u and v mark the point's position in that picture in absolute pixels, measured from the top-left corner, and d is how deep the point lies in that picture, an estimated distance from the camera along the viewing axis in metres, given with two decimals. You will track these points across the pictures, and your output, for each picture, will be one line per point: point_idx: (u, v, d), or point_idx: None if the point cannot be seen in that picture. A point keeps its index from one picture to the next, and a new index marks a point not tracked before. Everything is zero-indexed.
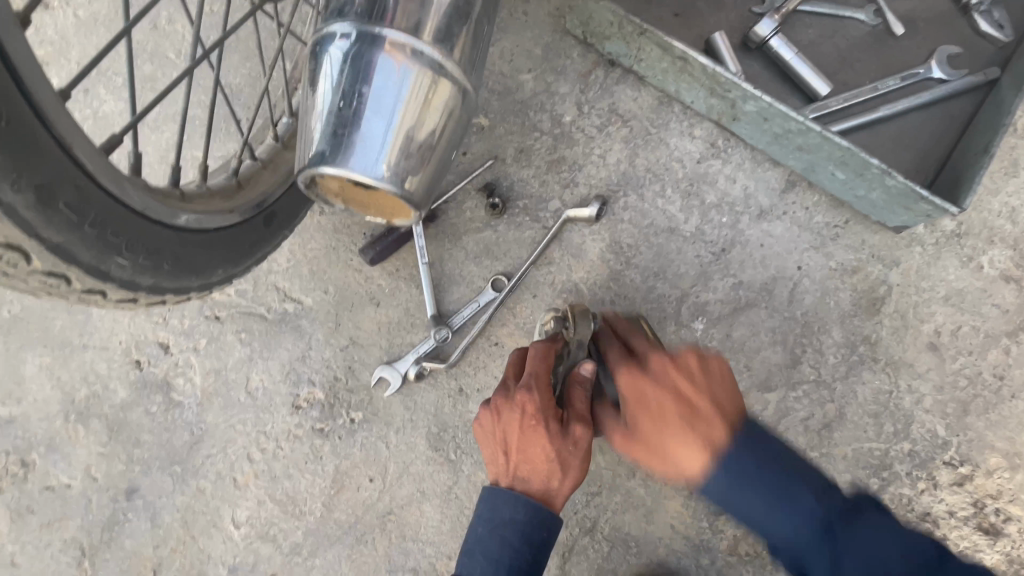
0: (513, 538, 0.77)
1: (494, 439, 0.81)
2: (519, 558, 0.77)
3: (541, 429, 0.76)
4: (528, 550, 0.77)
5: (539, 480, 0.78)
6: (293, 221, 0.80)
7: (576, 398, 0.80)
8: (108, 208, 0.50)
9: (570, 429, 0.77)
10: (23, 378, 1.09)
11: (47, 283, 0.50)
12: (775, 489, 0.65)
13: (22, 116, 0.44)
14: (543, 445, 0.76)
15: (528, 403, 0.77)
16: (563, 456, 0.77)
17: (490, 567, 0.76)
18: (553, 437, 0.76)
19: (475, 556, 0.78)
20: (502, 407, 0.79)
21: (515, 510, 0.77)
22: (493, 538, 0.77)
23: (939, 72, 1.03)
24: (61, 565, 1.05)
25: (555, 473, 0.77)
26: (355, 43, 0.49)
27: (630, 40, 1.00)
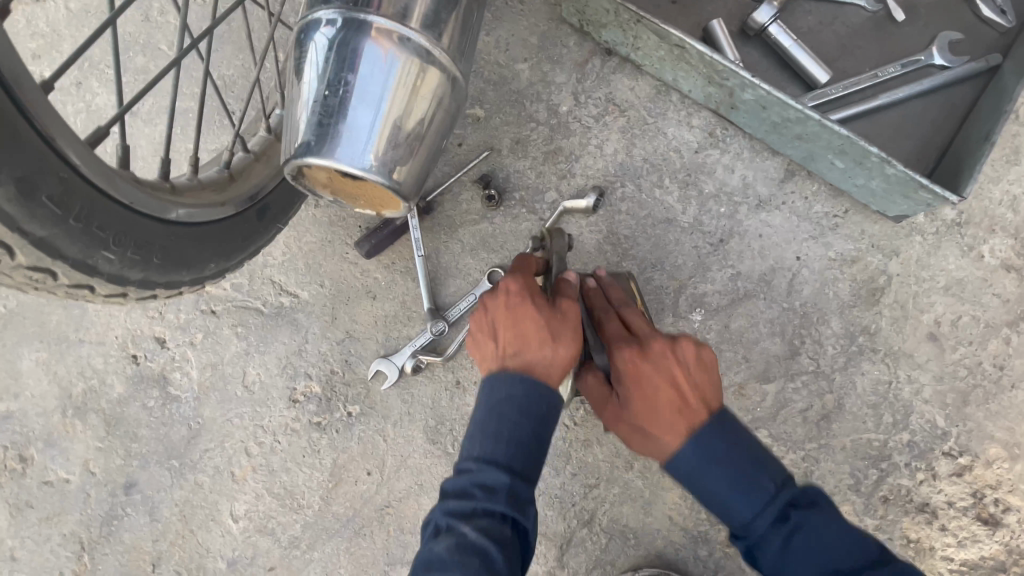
0: (512, 413, 0.69)
1: (482, 337, 0.77)
2: (519, 434, 0.69)
3: (528, 302, 0.74)
4: (528, 426, 0.69)
5: (530, 351, 0.72)
6: (287, 213, 0.80)
7: (565, 285, 0.80)
8: (95, 202, 0.49)
9: (558, 304, 0.76)
10: (20, 374, 1.09)
11: (33, 278, 0.49)
12: (741, 471, 0.67)
13: (2, 108, 0.43)
14: (531, 314, 0.73)
15: (512, 284, 0.76)
16: (552, 324, 0.73)
17: (489, 444, 0.69)
18: (542, 307, 0.74)
19: (472, 437, 0.70)
20: (487, 299, 0.78)
21: (512, 385, 0.70)
22: (491, 416, 0.70)
23: (939, 59, 1.02)
24: (60, 559, 1.05)
25: (546, 340, 0.72)
26: (341, 30, 0.49)
27: (627, 28, 0.99)
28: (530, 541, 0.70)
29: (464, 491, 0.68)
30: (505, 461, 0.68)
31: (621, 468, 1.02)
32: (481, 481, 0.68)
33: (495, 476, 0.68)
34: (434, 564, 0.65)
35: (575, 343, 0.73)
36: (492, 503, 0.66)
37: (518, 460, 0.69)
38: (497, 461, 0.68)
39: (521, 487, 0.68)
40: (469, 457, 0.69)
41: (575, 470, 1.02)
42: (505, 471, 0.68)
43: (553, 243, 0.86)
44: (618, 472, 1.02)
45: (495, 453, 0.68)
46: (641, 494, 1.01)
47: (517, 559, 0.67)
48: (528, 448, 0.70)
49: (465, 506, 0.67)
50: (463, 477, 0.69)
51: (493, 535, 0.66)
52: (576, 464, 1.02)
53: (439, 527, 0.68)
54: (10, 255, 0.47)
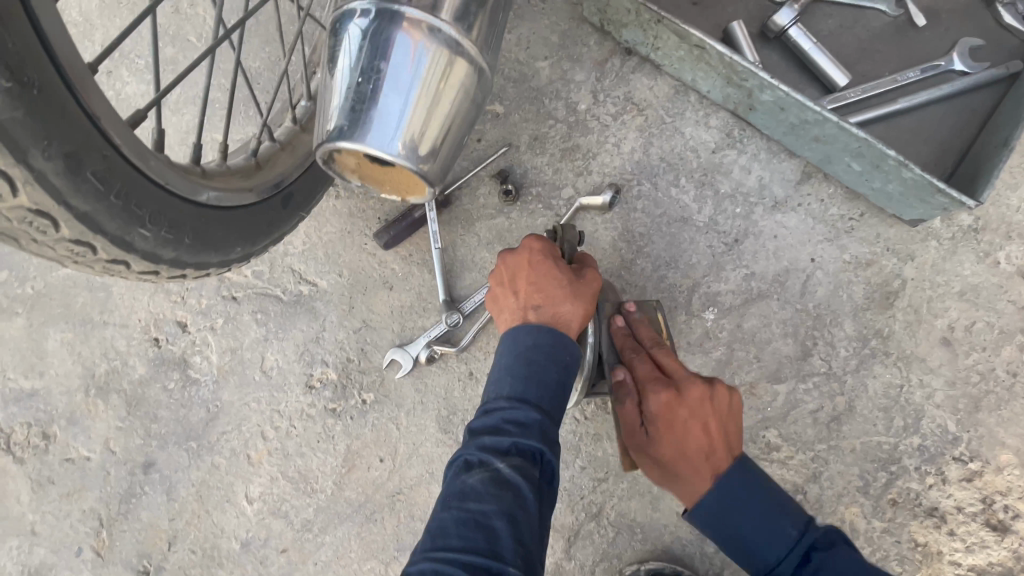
0: (540, 358, 0.73)
1: (503, 292, 0.81)
2: (547, 376, 0.72)
3: (551, 264, 0.80)
4: (554, 370, 0.73)
5: (554, 305, 0.77)
6: (310, 203, 0.82)
7: (585, 260, 0.86)
8: (134, 181, 0.51)
9: (580, 274, 0.81)
10: (45, 353, 1.12)
11: (74, 251, 0.52)
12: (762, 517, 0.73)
13: (53, 87, 0.45)
14: (554, 274, 0.79)
15: (534, 245, 0.82)
16: (575, 286, 0.79)
17: (520, 384, 0.71)
18: (565, 271, 0.80)
19: (501, 380, 0.73)
20: (508, 255, 0.83)
21: (538, 334, 0.74)
22: (520, 361, 0.73)
23: (961, 64, 1.02)
24: (79, 535, 1.08)
25: (568, 298, 0.77)
26: (374, 20, 0.50)
27: (647, 27, 1.00)
28: (555, 485, 0.71)
29: (496, 428, 0.69)
30: (535, 401, 0.70)
31: None
32: (514, 417, 0.69)
33: (526, 413, 0.69)
34: (465, 494, 0.64)
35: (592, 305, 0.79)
36: (526, 439, 0.68)
37: (547, 401, 0.71)
38: (528, 400, 0.70)
39: (549, 427, 0.70)
40: (501, 396, 0.71)
41: (584, 463, 1.03)
42: (536, 409, 0.70)
43: (564, 233, 0.87)
44: (627, 467, 1.03)
45: (525, 393, 0.70)
46: (649, 490, 1.02)
47: (545, 501, 0.68)
48: (554, 391, 0.72)
49: (498, 441, 0.68)
50: (494, 415, 0.70)
51: (526, 471, 0.66)
52: (586, 458, 1.03)
53: (470, 462, 0.68)
54: (54, 228, 0.49)
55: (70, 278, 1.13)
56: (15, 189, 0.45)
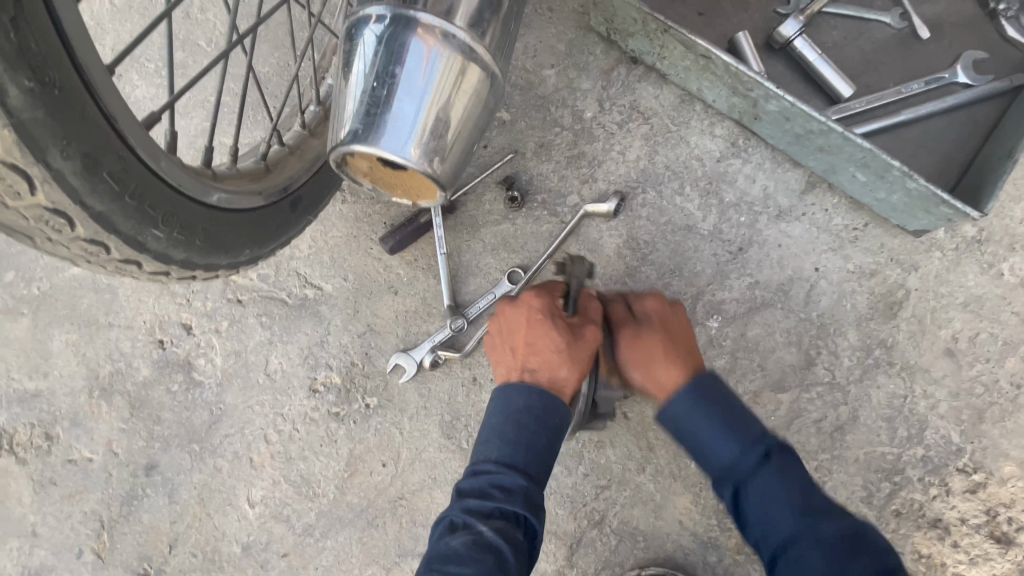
0: (531, 423, 0.72)
1: (503, 347, 0.80)
2: (537, 442, 0.72)
3: (550, 323, 0.76)
4: (545, 436, 0.73)
5: (550, 370, 0.75)
6: (317, 207, 0.83)
7: (589, 309, 0.80)
8: (148, 182, 0.52)
9: (579, 330, 0.77)
10: (50, 354, 1.13)
11: (88, 251, 0.52)
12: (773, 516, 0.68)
13: (73, 86, 0.46)
14: (550, 337, 0.75)
15: (534, 301, 0.78)
16: (571, 349, 0.75)
17: (507, 449, 0.71)
18: (562, 330, 0.76)
19: (490, 442, 0.73)
20: (508, 309, 0.80)
21: (529, 396, 0.73)
22: (510, 423, 0.72)
23: (964, 77, 1.02)
24: (80, 536, 1.08)
25: (565, 363, 0.75)
26: (389, 26, 0.51)
27: (654, 37, 1.01)
28: (537, 545, 0.73)
29: (482, 492, 0.70)
30: (523, 466, 0.71)
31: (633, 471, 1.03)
32: (499, 483, 0.70)
33: (512, 479, 0.70)
34: (448, 558, 0.67)
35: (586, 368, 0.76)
36: (509, 505, 0.69)
37: (534, 466, 0.72)
38: (514, 465, 0.71)
39: (535, 491, 0.71)
40: (488, 459, 0.72)
41: (587, 471, 1.03)
42: (521, 476, 0.70)
43: (571, 268, 0.80)
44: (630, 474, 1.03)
45: (513, 459, 0.71)
46: (652, 498, 1.02)
47: (526, 562, 0.69)
48: (543, 455, 0.72)
49: (482, 505, 0.70)
50: (481, 478, 0.71)
51: (508, 536, 0.68)
52: (589, 465, 1.03)
53: (455, 524, 0.70)
54: (71, 227, 0.49)
55: (75, 279, 1.13)
56: (34, 188, 0.46)
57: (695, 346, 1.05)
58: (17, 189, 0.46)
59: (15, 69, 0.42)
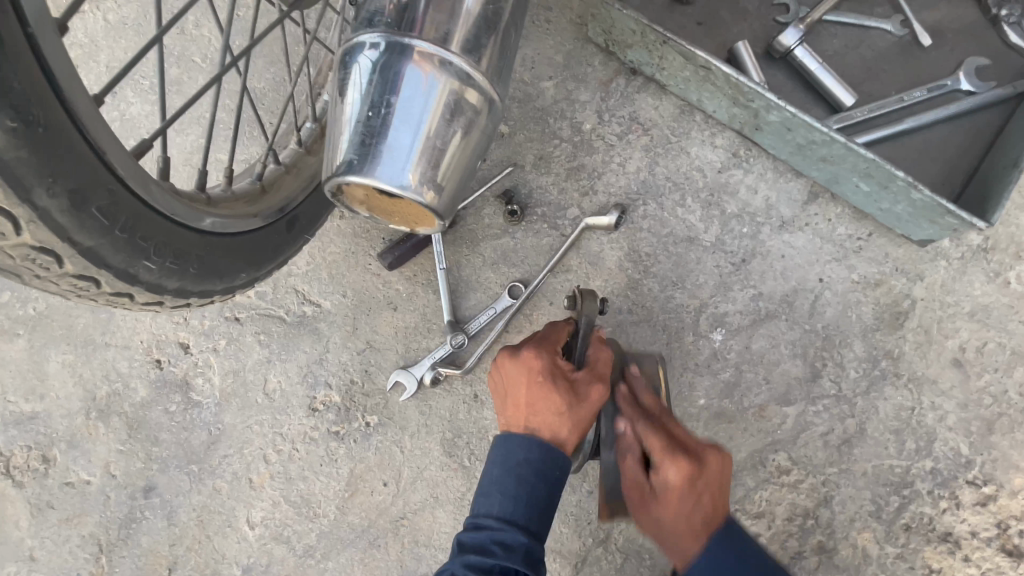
0: (531, 476, 0.71)
1: (503, 394, 0.79)
2: (537, 496, 0.71)
3: (550, 383, 0.75)
4: (544, 489, 0.72)
5: (550, 429, 0.74)
6: (315, 225, 0.83)
7: (596, 361, 0.79)
8: (139, 213, 0.51)
9: (581, 387, 0.76)
10: (46, 375, 1.11)
11: (78, 286, 0.51)
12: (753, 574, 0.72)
13: (58, 121, 0.44)
14: (552, 398, 0.74)
15: (533, 361, 0.76)
16: (573, 410, 0.74)
17: (509, 505, 0.70)
18: (564, 392, 0.74)
19: (491, 496, 0.72)
20: (507, 361, 0.78)
21: (529, 448, 0.73)
22: (511, 477, 0.71)
23: (967, 84, 1.02)
24: (78, 561, 1.06)
25: (566, 424, 0.73)
26: (384, 53, 0.49)
27: (653, 48, 1.00)
28: None
29: (483, 547, 0.69)
30: (523, 523, 0.70)
31: None
32: (501, 539, 0.69)
33: (513, 535, 0.69)
34: None
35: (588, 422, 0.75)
36: (510, 562, 0.68)
37: (534, 521, 0.71)
38: (516, 522, 0.70)
39: (536, 547, 0.71)
40: (490, 514, 0.71)
41: (591, 488, 1.02)
42: (522, 532, 0.70)
43: (583, 305, 0.83)
44: None
45: (514, 514, 0.70)
46: None
47: None
48: (543, 510, 0.72)
49: (483, 560, 0.68)
50: (482, 533, 0.70)
51: None
52: (593, 482, 1.02)
53: None
54: (59, 264, 0.48)
55: (71, 299, 1.12)
56: (19, 228, 0.44)
57: (699, 359, 1.04)
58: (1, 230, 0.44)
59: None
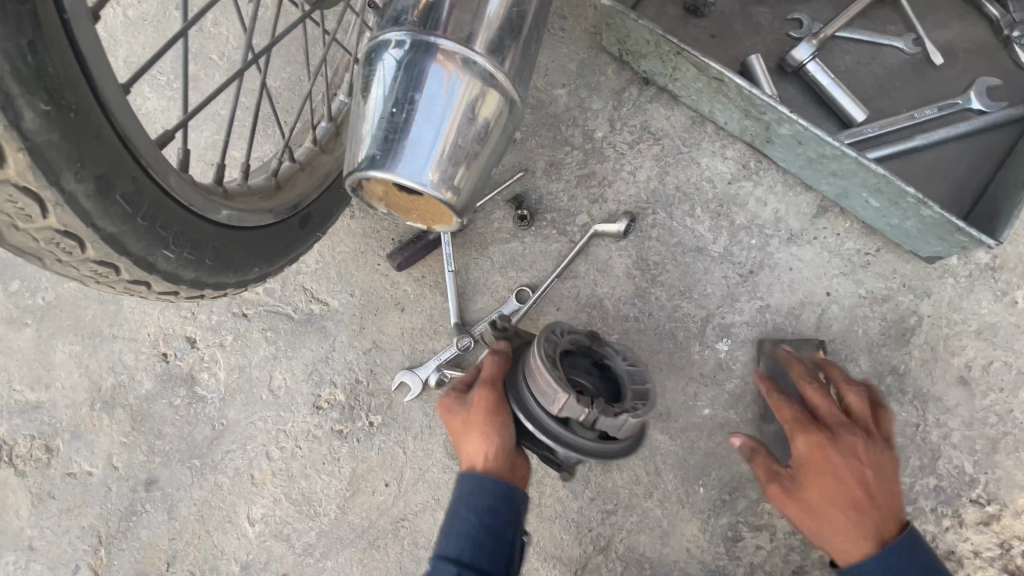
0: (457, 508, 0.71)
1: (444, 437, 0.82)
2: (466, 527, 0.70)
3: (444, 413, 0.79)
4: (474, 517, 0.70)
5: (466, 454, 0.76)
6: (326, 223, 0.84)
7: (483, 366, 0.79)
8: (160, 203, 0.51)
9: (464, 400, 0.77)
10: (52, 365, 1.12)
11: (98, 272, 0.51)
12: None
13: (89, 108, 0.45)
14: (451, 422, 0.77)
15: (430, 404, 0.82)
16: (466, 422, 0.75)
17: (444, 540, 0.70)
18: (454, 410, 0.77)
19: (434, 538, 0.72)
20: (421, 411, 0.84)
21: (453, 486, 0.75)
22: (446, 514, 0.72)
23: (978, 103, 1.02)
24: (77, 552, 1.06)
25: (467, 434, 0.75)
26: (409, 51, 0.50)
27: (666, 59, 1.01)
28: None
29: None
30: (455, 555, 0.68)
31: (640, 496, 1.01)
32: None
33: (445, 569, 0.68)
34: None
35: (491, 424, 0.73)
36: None
37: (469, 553, 0.68)
38: (449, 555, 0.69)
39: None
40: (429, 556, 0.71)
41: (593, 495, 1.02)
42: (453, 563, 0.68)
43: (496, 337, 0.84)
44: (637, 499, 1.01)
45: (445, 548, 0.69)
46: (659, 524, 1.00)
47: None
48: (476, 540, 0.69)
49: None
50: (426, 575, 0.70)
51: None
52: (595, 489, 1.02)
53: None
54: (81, 249, 0.48)
55: (81, 290, 1.13)
56: (45, 211, 0.45)
57: (704, 369, 1.04)
58: (28, 212, 0.45)
59: (30, 92, 0.41)
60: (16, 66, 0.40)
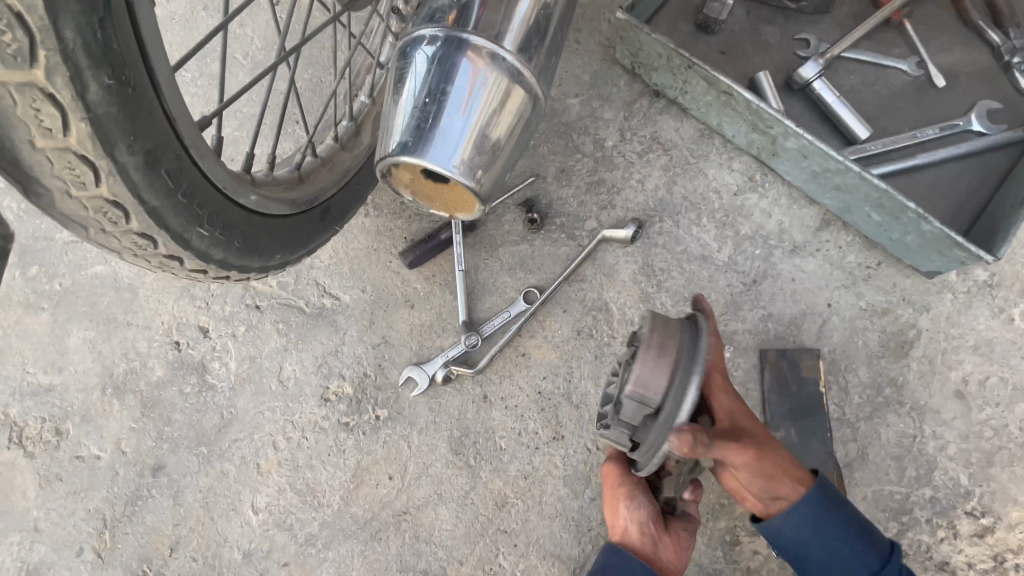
0: None
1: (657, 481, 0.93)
2: None
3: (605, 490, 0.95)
4: None
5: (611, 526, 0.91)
6: (343, 217, 0.86)
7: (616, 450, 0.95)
8: (199, 182, 0.54)
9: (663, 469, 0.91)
10: (66, 349, 1.14)
11: (137, 244, 0.54)
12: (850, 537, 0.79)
13: (145, 85, 0.48)
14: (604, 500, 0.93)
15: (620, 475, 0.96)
16: (607, 500, 0.91)
17: None
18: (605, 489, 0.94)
19: None
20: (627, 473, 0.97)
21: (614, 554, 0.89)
22: None
23: (979, 125, 1.05)
24: (81, 535, 1.07)
25: (614, 512, 0.90)
26: (443, 46, 0.53)
27: (678, 72, 1.04)
28: None
29: None
30: None
31: None
32: None
33: None
34: None
35: (620, 497, 0.89)
36: None
37: None
38: None
39: None
40: None
41: (593, 495, 1.03)
42: None
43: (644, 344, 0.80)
44: None
45: None
46: None
47: None
48: None
49: None
50: None
51: None
52: (595, 489, 1.03)
53: None
54: (126, 220, 0.51)
55: (98, 277, 1.16)
56: (99, 180, 0.48)
57: None
58: (83, 180, 0.48)
59: (96, 66, 0.44)
60: (86, 42, 0.43)
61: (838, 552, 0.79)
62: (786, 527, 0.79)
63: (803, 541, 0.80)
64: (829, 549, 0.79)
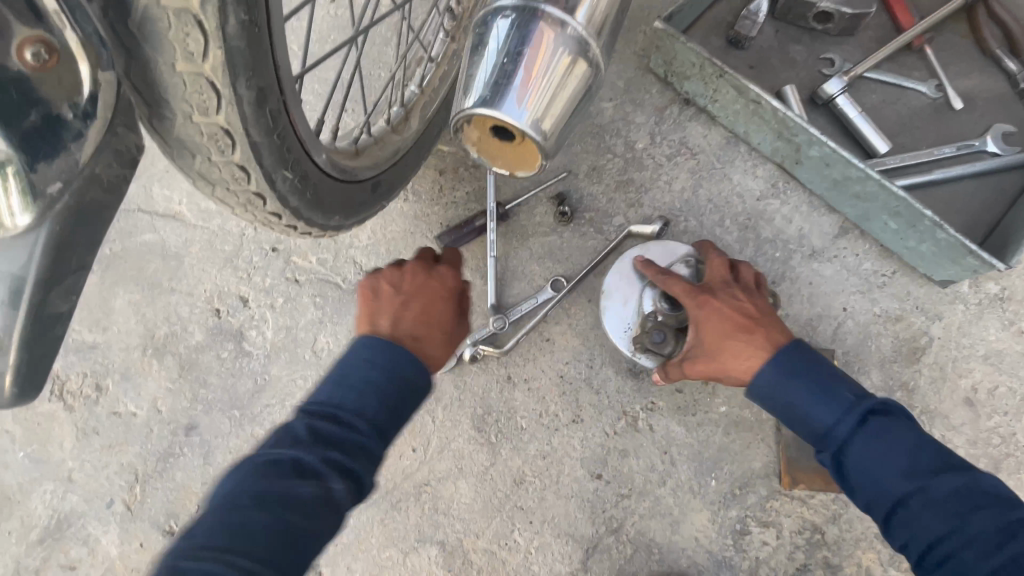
0: (358, 380, 0.71)
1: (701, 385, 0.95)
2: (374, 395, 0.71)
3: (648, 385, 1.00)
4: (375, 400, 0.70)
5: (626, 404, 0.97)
6: (392, 193, 0.93)
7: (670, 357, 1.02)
8: (289, 130, 0.63)
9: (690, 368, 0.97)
10: (111, 310, 1.19)
11: (234, 176, 0.62)
12: (819, 382, 0.78)
13: (265, 31, 0.57)
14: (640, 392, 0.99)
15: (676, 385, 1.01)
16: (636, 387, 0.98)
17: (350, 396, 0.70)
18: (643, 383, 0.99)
19: (325, 382, 0.71)
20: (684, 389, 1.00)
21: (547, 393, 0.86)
22: (348, 377, 0.72)
23: (994, 146, 1.10)
24: (113, 487, 1.11)
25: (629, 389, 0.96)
26: (521, 16, 0.59)
27: (709, 81, 1.11)
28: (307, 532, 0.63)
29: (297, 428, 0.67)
30: (352, 415, 0.69)
31: (654, 483, 1.06)
32: (314, 427, 0.67)
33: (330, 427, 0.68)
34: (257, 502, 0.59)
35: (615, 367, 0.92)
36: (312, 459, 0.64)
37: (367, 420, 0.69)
38: (348, 416, 0.69)
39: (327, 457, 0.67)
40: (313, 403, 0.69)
41: (609, 477, 1.06)
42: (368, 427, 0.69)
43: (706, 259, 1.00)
44: (650, 486, 1.06)
45: (352, 407, 0.69)
46: (670, 512, 1.05)
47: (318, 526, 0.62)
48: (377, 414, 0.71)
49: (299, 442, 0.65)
50: (303, 417, 0.68)
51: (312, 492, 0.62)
52: (611, 472, 1.06)
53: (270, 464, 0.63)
54: (231, 150, 0.59)
55: (146, 245, 1.22)
56: (219, 108, 0.56)
57: None
58: (206, 106, 0.56)
59: (236, 2, 0.53)
60: None
61: (826, 404, 0.77)
62: (816, 416, 0.77)
63: (775, 392, 0.81)
64: (793, 394, 0.79)
